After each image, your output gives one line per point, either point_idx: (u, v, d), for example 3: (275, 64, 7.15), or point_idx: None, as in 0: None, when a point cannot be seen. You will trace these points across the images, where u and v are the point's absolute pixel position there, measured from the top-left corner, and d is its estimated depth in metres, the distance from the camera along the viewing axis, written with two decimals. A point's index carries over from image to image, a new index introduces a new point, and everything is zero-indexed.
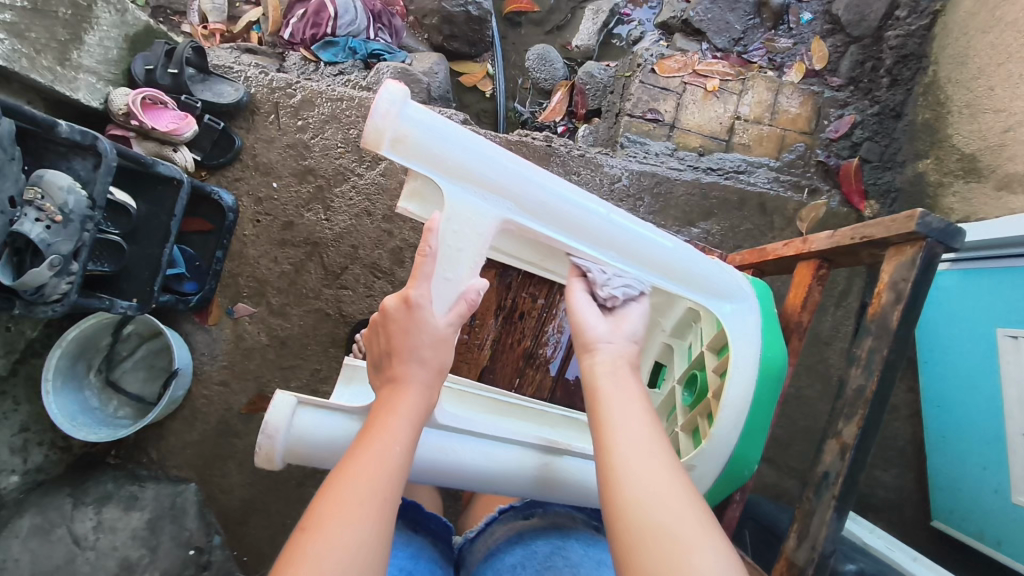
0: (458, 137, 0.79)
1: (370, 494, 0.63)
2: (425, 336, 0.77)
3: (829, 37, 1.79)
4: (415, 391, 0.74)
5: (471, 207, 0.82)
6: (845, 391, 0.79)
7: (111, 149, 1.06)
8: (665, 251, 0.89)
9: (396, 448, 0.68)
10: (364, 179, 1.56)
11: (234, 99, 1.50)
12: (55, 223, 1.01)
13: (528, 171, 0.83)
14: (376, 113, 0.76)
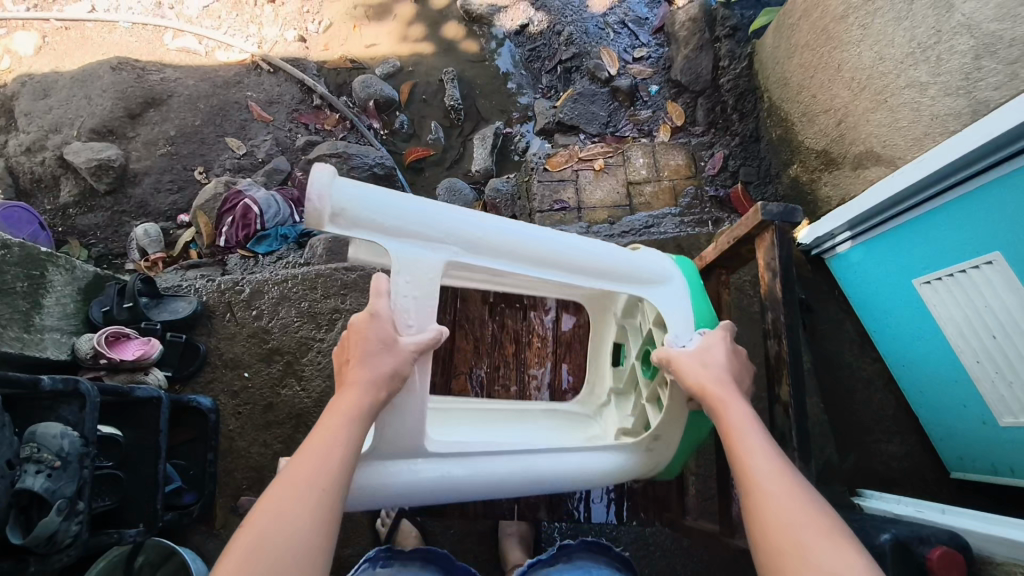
0: (389, 201, 0.93)
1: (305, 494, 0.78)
2: (376, 342, 0.91)
3: (678, 98, 2.13)
4: (356, 403, 0.87)
5: (413, 247, 0.96)
6: (772, 358, 0.93)
7: (93, 387, 1.15)
8: (585, 248, 1.04)
9: (338, 449, 0.83)
10: (327, 341, 1.68)
11: (189, 310, 1.64)
12: (55, 470, 1.06)
13: (453, 219, 0.97)
14: (314, 195, 0.89)
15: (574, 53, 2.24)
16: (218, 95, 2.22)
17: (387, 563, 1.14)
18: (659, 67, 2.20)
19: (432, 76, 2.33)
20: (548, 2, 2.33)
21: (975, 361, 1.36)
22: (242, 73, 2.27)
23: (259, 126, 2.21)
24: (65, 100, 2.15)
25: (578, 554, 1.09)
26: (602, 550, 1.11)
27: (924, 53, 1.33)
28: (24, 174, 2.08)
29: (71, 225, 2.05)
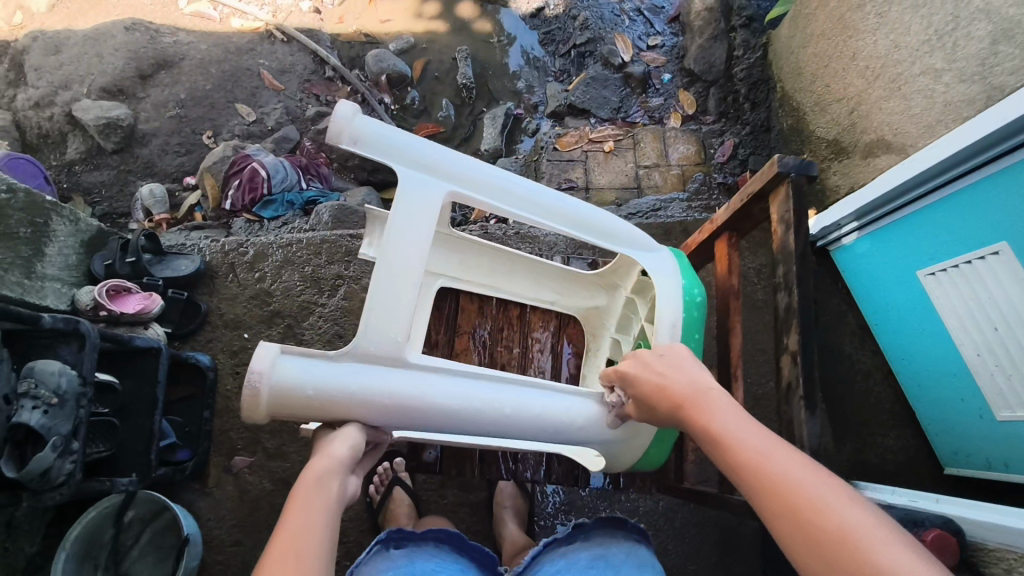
0: (328, 377, 0.88)
1: (311, 550, 0.73)
2: (342, 437, 0.88)
3: (690, 87, 2.14)
4: (337, 470, 0.83)
5: (361, 416, 0.91)
6: (782, 315, 0.94)
7: (93, 328, 1.13)
8: (549, 396, 1.01)
9: (318, 507, 0.78)
10: (328, 306, 1.67)
11: (191, 269, 1.63)
12: (52, 407, 1.04)
13: (399, 386, 0.91)
14: (252, 381, 0.84)
15: (589, 37, 2.24)
16: (230, 61, 2.22)
17: (400, 544, 1.07)
18: (673, 56, 2.21)
19: (445, 55, 2.33)
20: None
21: (976, 354, 1.36)
22: (255, 42, 2.27)
23: (270, 94, 2.20)
24: (76, 57, 2.14)
25: (595, 534, 1.05)
26: (618, 525, 1.07)
27: (941, 40, 1.33)
28: (31, 128, 2.08)
29: (76, 181, 2.05)
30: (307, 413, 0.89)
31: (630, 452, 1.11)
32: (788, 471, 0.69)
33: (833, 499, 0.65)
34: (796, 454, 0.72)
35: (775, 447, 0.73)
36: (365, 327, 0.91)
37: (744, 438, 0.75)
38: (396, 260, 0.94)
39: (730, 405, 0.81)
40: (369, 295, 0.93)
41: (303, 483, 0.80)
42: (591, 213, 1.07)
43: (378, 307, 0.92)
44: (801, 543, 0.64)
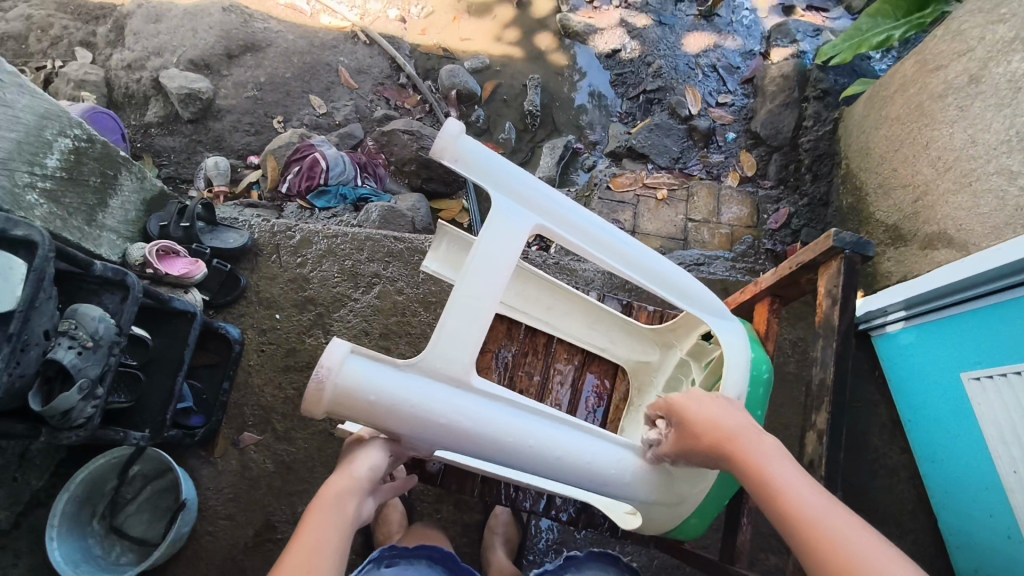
0: (393, 388, 0.83)
1: (312, 553, 0.81)
2: (364, 456, 0.97)
3: (753, 150, 2.14)
4: (355, 488, 0.93)
5: (412, 435, 0.86)
6: (814, 389, 0.92)
7: (139, 282, 1.18)
8: (605, 448, 0.94)
9: (333, 519, 0.88)
10: (360, 302, 1.70)
11: (239, 243, 1.68)
12: (86, 349, 1.07)
13: (460, 410, 0.86)
14: (317, 378, 0.80)
15: (660, 85, 2.27)
16: (312, 55, 2.31)
17: (391, 562, 1.07)
18: (741, 117, 2.21)
19: (516, 80, 2.37)
20: (643, 34, 2.37)
21: (1013, 471, 1.29)
22: (340, 40, 2.36)
23: (344, 91, 2.28)
24: (173, 28, 2.26)
25: (589, 565, 1.06)
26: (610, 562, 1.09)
27: (1022, 142, 1.30)
28: (118, 87, 2.18)
29: (149, 143, 2.14)
30: (362, 419, 0.83)
31: (668, 518, 1.04)
32: (863, 556, 0.68)
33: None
34: (866, 533, 0.70)
35: (841, 522, 0.72)
36: (436, 342, 0.86)
37: (808, 507, 0.74)
38: (477, 281, 0.89)
39: (784, 466, 0.79)
40: (448, 306, 0.88)
41: (322, 498, 0.91)
42: (670, 270, 1.02)
43: (453, 324, 0.87)
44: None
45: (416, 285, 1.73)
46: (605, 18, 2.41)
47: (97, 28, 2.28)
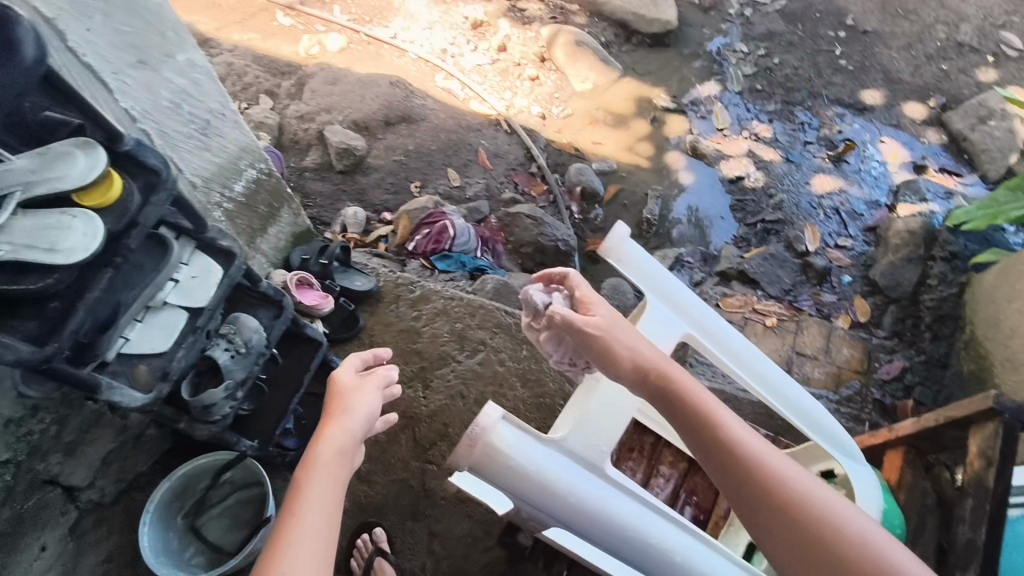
0: (536, 458, 0.95)
1: (318, 508, 0.90)
2: (364, 408, 1.07)
3: (868, 297, 2.13)
4: (348, 445, 1.01)
5: (535, 503, 0.96)
6: None
7: (292, 304, 1.30)
8: (709, 556, 1.00)
9: (338, 473, 0.97)
10: (463, 365, 1.77)
11: (365, 287, 1.82)
12: (238, 354, 1.19)
13: (587, 489, 0.97)
14: (474, 435, 0.93)
15: (779, 218, 2.33)
16: (458, 134, 2.53)
17: None
18: (860, 262, 2.21)
19: (639, 188, 2.48)
20: (769, 167, 2.45)
21: None
22: (484, 125, 2.57)
23: (479, 170, 2.47)
24: (345, 92, 2.55)
25: None
26: None
27: None
28: (288, 133, 2.44)
29: (301, 184, 2.36)
30: (501, 482, 0.94)
31: None
32: (784, 469, 0.84)
33: (847, 524, 0.79)
34: (806, 477, 0.84)
35: (772, 456, 0.86)
36: (576, 426, 1.01)
37: (742, 437, 0.87)
38: None
39: (720, 410, 0.90)
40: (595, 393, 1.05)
41: (316, 450, 0.98)
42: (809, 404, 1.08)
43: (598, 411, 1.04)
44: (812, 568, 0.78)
45: (517, 360, 1.79)
46: (734, 147, 2.51)
47: (282, 82, 2.60)
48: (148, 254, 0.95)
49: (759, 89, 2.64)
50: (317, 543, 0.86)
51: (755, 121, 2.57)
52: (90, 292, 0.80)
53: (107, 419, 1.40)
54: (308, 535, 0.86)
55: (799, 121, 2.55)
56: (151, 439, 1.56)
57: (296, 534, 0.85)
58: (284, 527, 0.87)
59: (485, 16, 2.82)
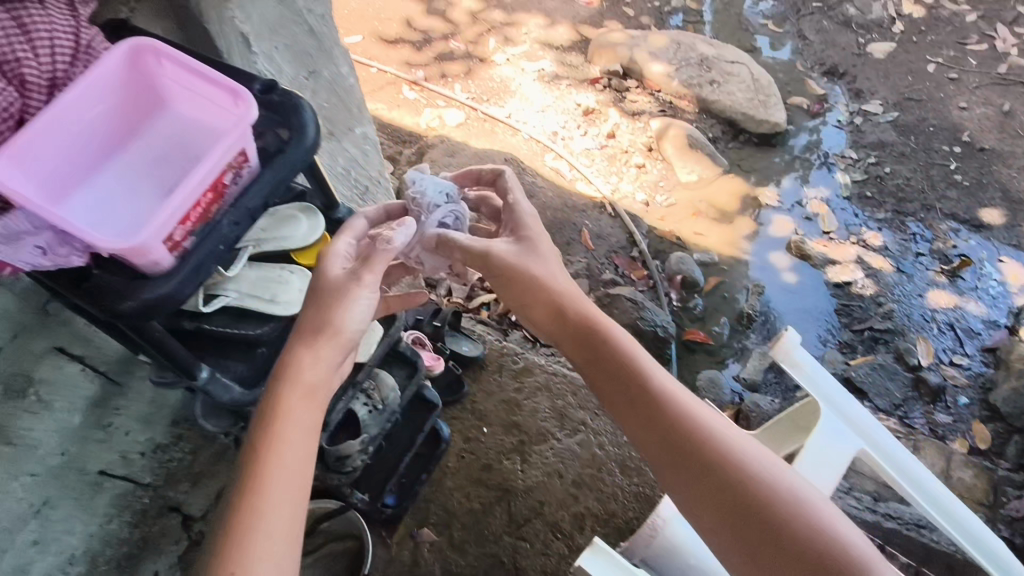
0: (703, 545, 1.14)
1: (281, 512, 0.78)
2: (341, 317, 0.85)
3: (987, 422, 2.08)
4: (310, 402, 0.84)
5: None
6: None
7: (424, 363, 1.32)
8: None
9: (296, 428, 0.82)
10: (562, 443, 1.76)
11: (472, 353, 1.84)
12: (376, 409, 1.25)
13: None
14: (656, 518, 1.13)
15: (890, 327, 2.28)
16: (564, 213, 2.58)
17: None
18: (977, 383, 2.17)
19: (741, 282, 2.47)
20: (880, 275, 2.42)
21: None
22: (589, 206, 2.63)
23: (582, 249, 2.49)
24: (462, 163, 2.69)
25: None
26: None
27: None
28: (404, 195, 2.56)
29: None
30: (672, 561, 1.13)
31: None
32: (697, 415, 1.00)
33: (748, 461, 0.96)
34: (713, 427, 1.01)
35: (686, 403, 1.02)
36: None
37: (662, 382, 1.04)
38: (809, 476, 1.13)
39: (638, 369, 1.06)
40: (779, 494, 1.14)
41: (280, 425, 0.81)
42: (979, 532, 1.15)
43: None
44: (713, 498, 0.94)
45: (616, 445, 1.78)
46: (841, 252, 2.49)
47: (402, 148, 2.74)
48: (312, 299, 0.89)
49: (868, 197, 2.63)
50: (277, 566, 0.75)
51: (864, 228, 2.55)
52: None
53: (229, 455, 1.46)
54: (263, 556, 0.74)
55: (910, 231, 2.52)
56: None
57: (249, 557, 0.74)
58: (236, 548, 0.74)
59: (596, 104, 2.90)
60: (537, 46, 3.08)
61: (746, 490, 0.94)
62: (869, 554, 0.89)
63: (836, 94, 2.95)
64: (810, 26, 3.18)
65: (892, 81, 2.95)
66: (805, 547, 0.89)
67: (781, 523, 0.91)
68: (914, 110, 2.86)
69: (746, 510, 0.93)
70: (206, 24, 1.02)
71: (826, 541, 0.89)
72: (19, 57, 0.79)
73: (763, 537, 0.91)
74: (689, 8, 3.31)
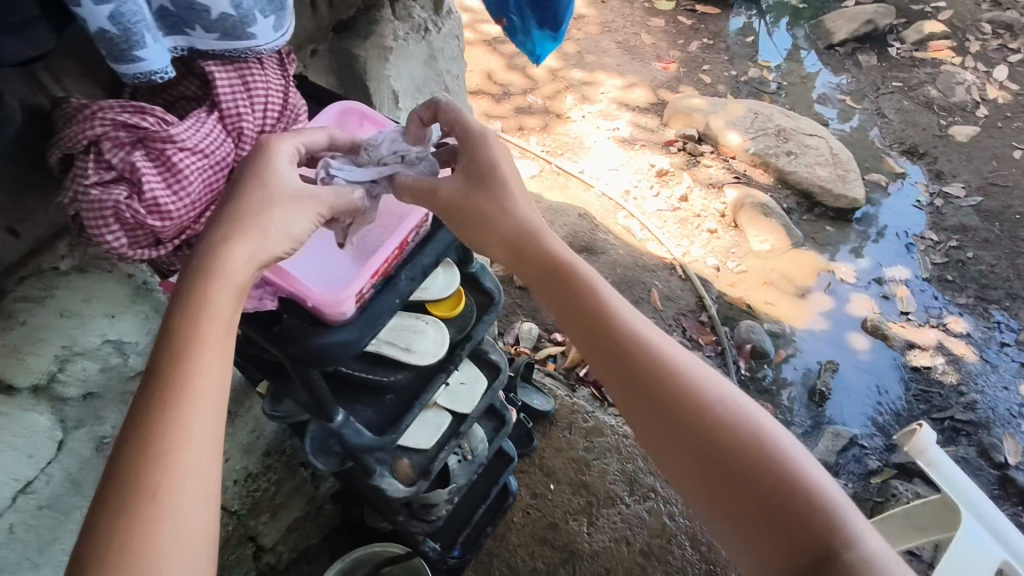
0: None
1: (199, 438, 0.61)
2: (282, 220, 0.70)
3: None
4: (240, 294, 0.67)
5: None
6: None
7: (513, 418, 1.30)
8: None
9: (224, 332, 0.66)
10: (631, 509, 1.72)
11: (543, 407, 1.82)
12: (465, 459, 1.24)
13: None
14: None
15: (973, 419, 2.21)
16: (633, 271, 2.49)
17: None
18: None
19: (812, 357, 2.42)
20: (962, 363, 2.35)
21: None
22: (659, 267, 2.56)
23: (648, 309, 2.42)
24: None
25: None
26: None
27: None
28: None
29: None
30: None
31: None
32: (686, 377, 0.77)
33: (732, 415, 0.74)
34: (696, 369, 0.78)
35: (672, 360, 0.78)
36: None
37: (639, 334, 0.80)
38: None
39: (600, 291, 0.82)
40: None
41: (208, 326, 0.64)
42: None
43: None
44: (682, 452, 0.74)
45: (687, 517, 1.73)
46: (921, 334, 2.44)
47: None
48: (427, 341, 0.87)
49: (949, 281, 2.59)
50: (190, 506, 0.59)
51: (945, 312, 2.50)
52: (423, 392, 0.86)
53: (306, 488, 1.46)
54: (176, 492, 0.59)
55: (994, 319, 2.47)
56: (326, 514, 1.59)
57: (156, 493, 0.58)
58: (128, 483, 0.58)
59: (671, 166, 2.89)
60: (613, 106, 3.14)
61: (722, 447, 0.72)
62: (877, 546, 0.65)
63: (916, 174, 2.93)
64: (888, 104, 3.19)
65: (976, 165, 2.92)
66: (791, 527, 0.67)
67: (764, 491, 0.69)
68: (998, 197, 2.81)
69: (720, 471, 0.71)
70: (370, 83, 1.12)
71: (821, 520, 0.66)
72: (241, 115, 0.72)
73: (740, 506, 0.70)
74: (765, 79, 3.36)
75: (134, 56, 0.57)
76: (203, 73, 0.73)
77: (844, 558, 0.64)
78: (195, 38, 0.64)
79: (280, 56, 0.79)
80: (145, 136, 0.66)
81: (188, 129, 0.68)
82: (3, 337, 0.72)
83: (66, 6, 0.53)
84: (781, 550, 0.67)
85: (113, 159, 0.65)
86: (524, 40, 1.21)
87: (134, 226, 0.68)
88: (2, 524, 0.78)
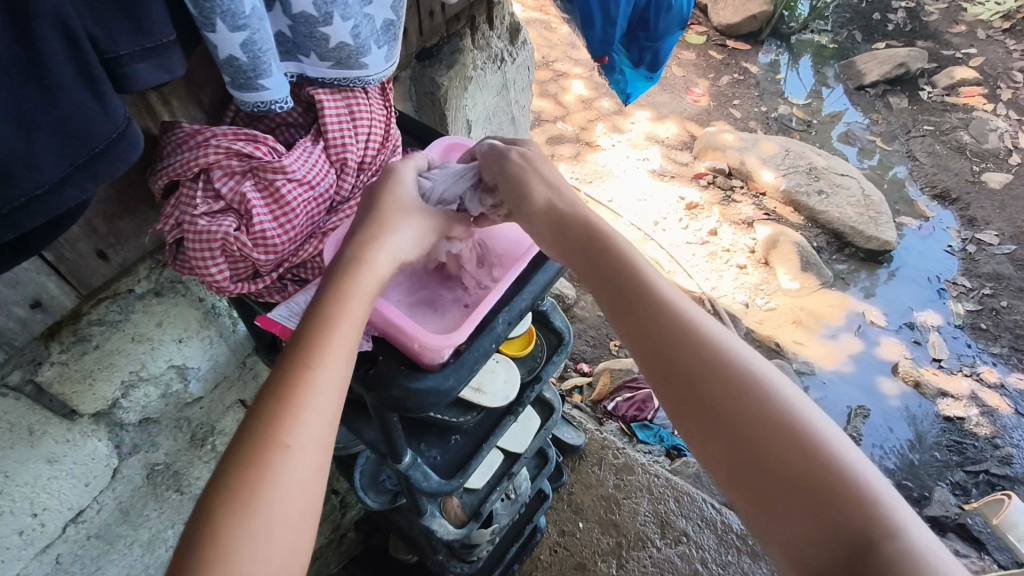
0: None
1: (309, 435, 0.55)
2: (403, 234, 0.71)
3: None
4: (367, 292, 0.65)
5: None
6: None
7: (556, 457, 1.26)
8: None
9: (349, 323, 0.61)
10: (661, 552, 1.59)
11: (575, 441, 1.70)
12: (509, 498, 1.20)
13: None
14: None
15: (1009, 474, 2.15)
16: None
17: None
18: None
19: (842, 401, 2.36)
20: (996, 415, 2.31)
21: None
22: None
23: None
24: None
25: None
26: None
27: None
28: None
29: None
30: None
31: None
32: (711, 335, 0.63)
33: (754, 371, 0.60)
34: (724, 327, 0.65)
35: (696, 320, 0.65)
36: None
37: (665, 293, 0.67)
38: None
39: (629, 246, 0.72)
40: None
41: (328, 320, 0.60)
42: None
43: None
44: (700, 415, 0.60)
45: (721, 565, 1.57)
46: (954, 383, 2.41)
47: None
48: (506, 373, 0.84)
49: (982, 329, 2.57)
50: (270, 536, 0.51)
51: (978, 361, 2.47)
52: (490, 434, 0.83)
53: (334, 517, 1.40)
54: (279, 489, 0.52)
55: None
56: (348, 542, 1.53)
57: (259, 487, 0.52)
58: (228, 478, 0.52)
59: (700, 200, 2.87)
60: (644, 137, 3.13)
61: (752, 407, 0.58)
62: (925, 542, 0.50)
63: (947, 219, 2.91)
64: (920, 148, 3.18)
65: (1009, 214, 2.89)
66: (808, 501, 0.53)
67: (790, 462, 0.55)
68: None
69: (742, 440, 0.57)
70: (447, 110, 1.14)
71: (859, 502, 0.52)
72: (346, 143, 0.75)
73: (759, 483, 0.55)
74: (795, 116, 3.36)
75: (258, 85, 0.63)
76: (310, 100, 0.77)
77: (884, 550, 0.49)
78: (307, 63, 0.71)
79: (382, 87, 0.83)
80: (257, 166, 0.69)
81: (296, 160, 0.71)
82: (79, 361, 0.72)
83: (197, 27, 0.58)
84: (805, 536, 0.52)
85: (223, 189, 0.68)
86: (620, 78, 1.37)
87: (237, 258, 0.69)
88: (50, 557, 0.77)
